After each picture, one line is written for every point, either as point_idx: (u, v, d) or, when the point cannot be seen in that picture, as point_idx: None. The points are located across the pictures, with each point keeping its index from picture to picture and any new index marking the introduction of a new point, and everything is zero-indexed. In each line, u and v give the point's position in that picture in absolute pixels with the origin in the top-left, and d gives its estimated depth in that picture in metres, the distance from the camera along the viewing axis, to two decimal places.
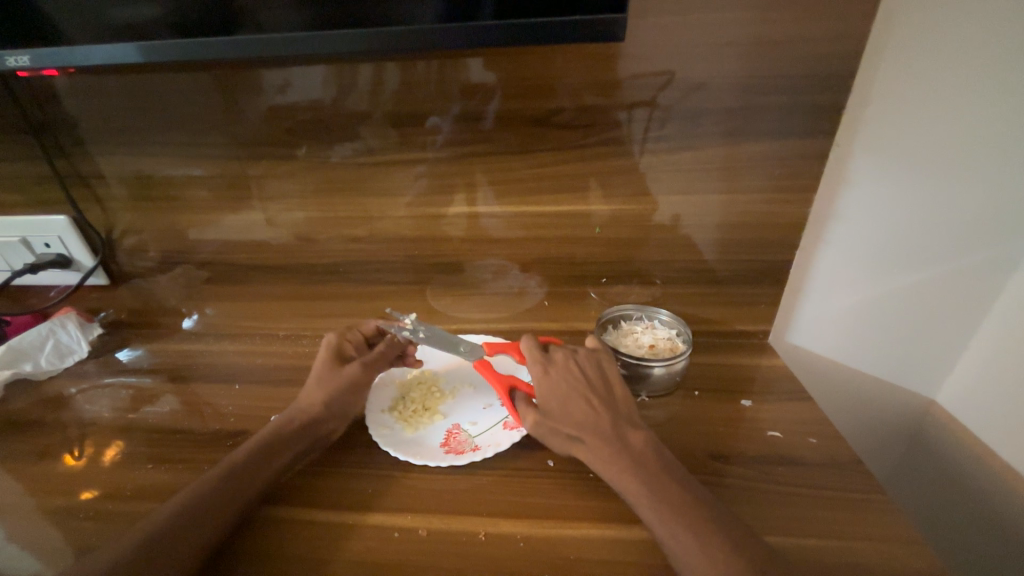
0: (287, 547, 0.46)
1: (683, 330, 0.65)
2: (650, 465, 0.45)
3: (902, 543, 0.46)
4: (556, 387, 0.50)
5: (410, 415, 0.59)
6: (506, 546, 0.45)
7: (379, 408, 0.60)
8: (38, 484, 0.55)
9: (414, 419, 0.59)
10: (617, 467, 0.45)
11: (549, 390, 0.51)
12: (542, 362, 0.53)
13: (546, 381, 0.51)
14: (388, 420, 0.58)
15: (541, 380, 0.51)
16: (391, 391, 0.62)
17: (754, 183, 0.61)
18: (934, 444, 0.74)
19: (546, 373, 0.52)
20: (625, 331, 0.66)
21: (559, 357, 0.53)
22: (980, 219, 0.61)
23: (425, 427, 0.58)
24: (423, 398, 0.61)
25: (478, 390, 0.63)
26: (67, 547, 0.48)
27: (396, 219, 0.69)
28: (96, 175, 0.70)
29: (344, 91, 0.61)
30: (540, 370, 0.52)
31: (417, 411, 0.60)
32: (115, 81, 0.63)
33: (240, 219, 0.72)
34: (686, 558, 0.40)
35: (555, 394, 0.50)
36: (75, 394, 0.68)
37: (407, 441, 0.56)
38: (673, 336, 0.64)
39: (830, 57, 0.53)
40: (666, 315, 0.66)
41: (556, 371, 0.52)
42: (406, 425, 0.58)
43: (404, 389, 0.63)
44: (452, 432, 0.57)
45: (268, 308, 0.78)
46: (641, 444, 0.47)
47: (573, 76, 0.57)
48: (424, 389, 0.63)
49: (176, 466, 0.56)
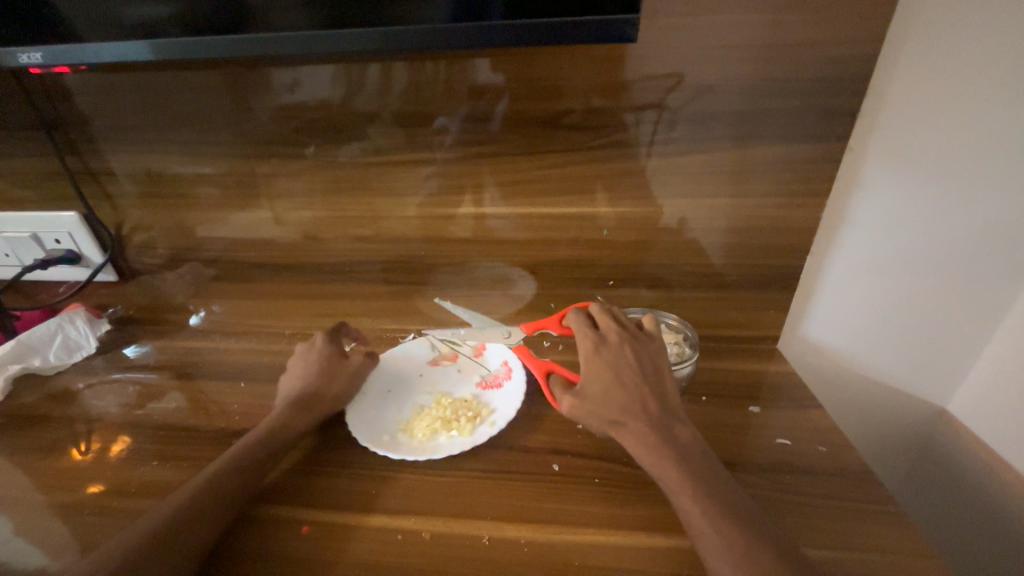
0: (290, 547, 0.46)
1: (690, 334, 0.64)
2: (697, 459, 0.45)
3: (912, 556, 0.45)
4: (604, 370, 0.50)
5: (454, 428, 0.56)
6: (510, 551, 0.45)
7: (437, 448, 0.54)
8: (44, 479, 0.56)
9: (458, 424, 0.56)
10: (660, 457, 0.45)
11: (597, 369, 0.50)
12: (594, 340, 0.52)
13: (595, 360, 0.51)
14: (445, 446, 0.54)
15: (591, 359, 0.51)
16: (410, 445, 0.55)
17: (765, 187, 0.60)
18: (945, 454, 0.73)
19: (598, 353, 0.51)
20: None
21: (613, 337, 0.52)
22: (997, 225, 0.60)
23: (476, 422, 0.57)
24: (438, 417, 0.57)
25: (458, 378, 0.65)
26: (72, 542, 0.49)
27: (402, 219, 0.69)
28: (106, 172, 0.71)
29: (351, 90, 0.61)
30: (592, 347, 0.52)
31: (451, 423, 0.57)
32: (129, 80, 0.63)
33: (247, 217, 0.72)
34: (720, 553, 0.40)
35: (600, 378, 0.50)
36: (82, 389, 0.68)
37: (492, 421, 0.57)
38: (680, 340, 0.63)
39: (844, 60, 0.53)
40: (672, 319, 0.65)
41: (608, 352, 0.51)
42: (459, 433, 0.56)
43: (413, 430, 0.57)
44: (485, 388, 0.62)
45: (274, 306, 0.78)
46: (688, 438, 0.47)
47: (582, 78, 0.57)
48: (426, 416, 0.58)
49: (182, 462, 0.56)
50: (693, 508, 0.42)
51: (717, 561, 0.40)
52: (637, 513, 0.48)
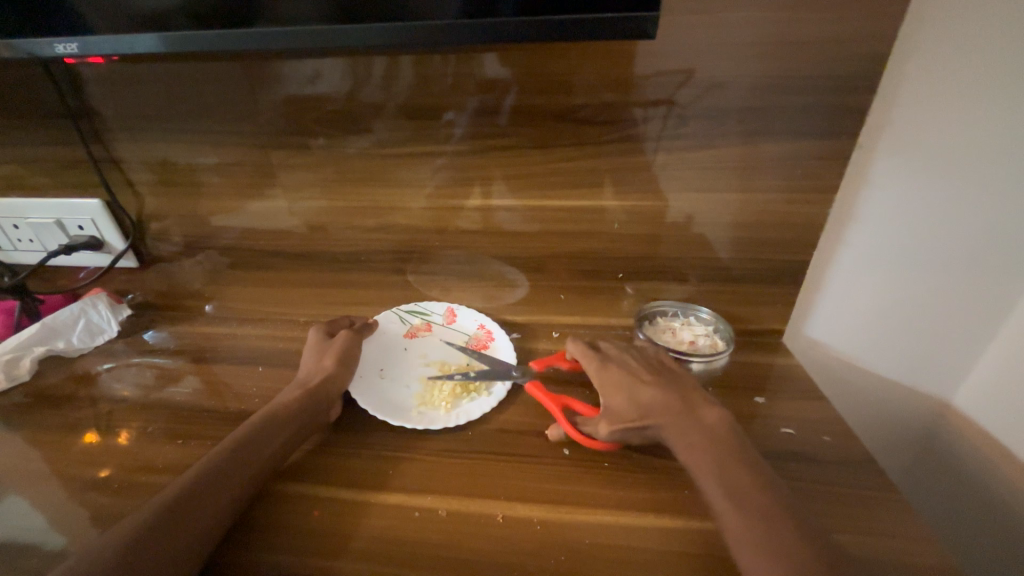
0: (308, 523, 0.48)
1: (722, 328, 0.66)
2: (709, 443, 0.47)
3: (910, 540, 0.46)
4: (619, 375, 0.55)
5: (473, 391, 0.60)
6: (524, 529, 0.47)
7: (471, 407, 0.58)
8: (68, 457, 0.58)
9: (475, 387, 0.61)
10: (690, 444, 0.48)
11: (608, 382, 0.55)
12: (598, 359, 0.58)
13: (606, 373, 0.56)
14: (475, 407, 0.58)
15: (603, 374, 0.56)
16: (441, 413, 0.58)
17: (774, 182, 0.61)
18: (947, 448, 0.74)
19: (607, 366, 0.57)
20: (662, 327, 0.67)
21: (614, 353, 0.59)
22: (1003, 224, 0.60)
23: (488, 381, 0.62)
24: (456, 385, 0.61)
25: (444, 346, 0.68)
26: (98, 516, 0.50)
27: (415, 210, 0.70)
28: (127, 160, 0.72)
29: (364, 83, 0.62)
30: (599, 365, 0.57)
31: (469, 388, 0.61)
32: (151, 71, 0.64)
33: (263, 206, 0.73)
34: (735, 532, 0.41)
35: (618, 383, 0.54)
36: (103, 371, 0.70)
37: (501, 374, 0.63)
38: (712, 334, 0.66)
39: (854, 58, 0.53)
40: (705, 312, 0.67)
41: (615, 363, 0.57)
42: (479, 393, 0.60)
43: (435, 401, 0.59)
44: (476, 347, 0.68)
45: (288, 294, 0.79)
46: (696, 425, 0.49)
47: (593, 72, 0.58)
48: (442, 387, 0.61)
49: (202, 442, 0.58)
50: (717, 488, 0.44)
51: (732, 540, 0.41)
52: (646, 495, 0.50)
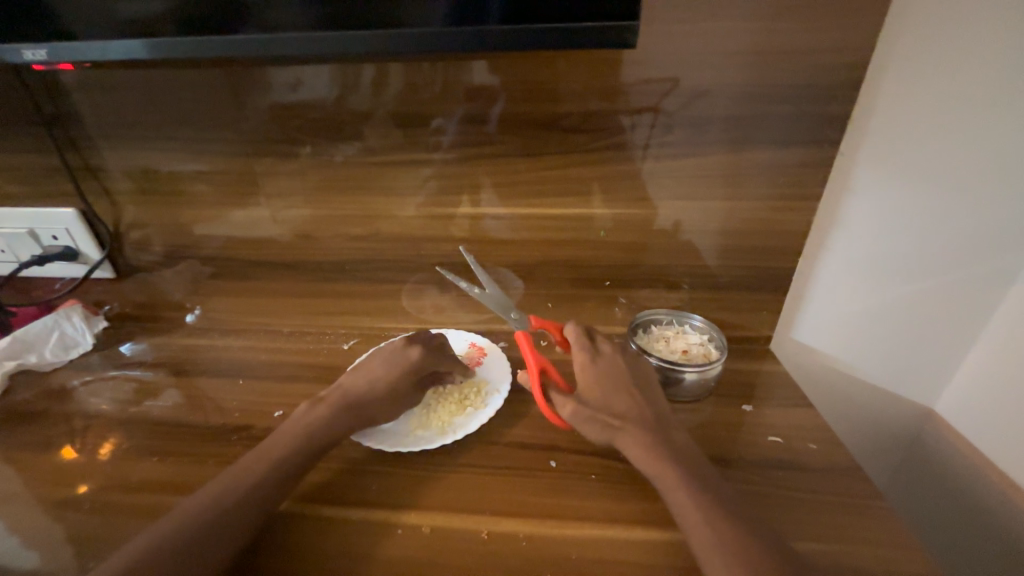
0: (292, 542, 0.47)
1: (716, 336, 0.65)
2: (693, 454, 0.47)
3: (899, 548, 0.46)
4: (603, 378, 0.53)
5: (469, 405, 0.59)
6: (509, 545, 0.46)
7: (469, 421, 0.56)
8: (39, 476, 0.55)
9: (471, 401, 0.59)
10: (655, 453, 0.47)
11: (593, 379, 0.53)
12: (589, 352, 0.55)
13: (591, 370, 0.53)
14: (473, 421, 0.56)
15: (587, 368, 0.54)
16: (439, 433, 0.55)
17: (758, 190, 0.62)
18: (932, 452, 0.74)
19: (594, 362, 0.54)
20: (656, 336, 0.66)
21: (607, 349, 0.56)
22: (981, 230, 0.61)
23: (483, 394, 0.60)
24: (450, 403, 0.59)
25: None
26: (67, 538, 0.48)
27: (402, 218, 0.70)
28: (105, 169, 0.70)
29: (350, 90, 0.61)
30: (588, 358, 0.54)
31: (465, 403, 0.59)
32: (131, 77, 0.63)
33: (246, 215, 0.72)
34: (721, 546, 0.40)
35: (600, 386, 0.52)
36: (77, 386, 0.68)
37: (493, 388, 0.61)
38: (706, 342, 0.64)
39: (836, 67, 0.54)
40: (699, 322, 0.66)
41: (603, 360, 0.54)
42: (476, 407, 0.58)
43: (431, 422, 0.57)
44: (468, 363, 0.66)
45: (273, 304, 0.78)
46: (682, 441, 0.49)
47: (579, 81, 0.58)
48: (436, 406, 0.58)
49: (179, 459, 0.56)
50: (693, 498, 0.43)
51: (704, 553, 0.40)
52: (635, 507, 0.49)
